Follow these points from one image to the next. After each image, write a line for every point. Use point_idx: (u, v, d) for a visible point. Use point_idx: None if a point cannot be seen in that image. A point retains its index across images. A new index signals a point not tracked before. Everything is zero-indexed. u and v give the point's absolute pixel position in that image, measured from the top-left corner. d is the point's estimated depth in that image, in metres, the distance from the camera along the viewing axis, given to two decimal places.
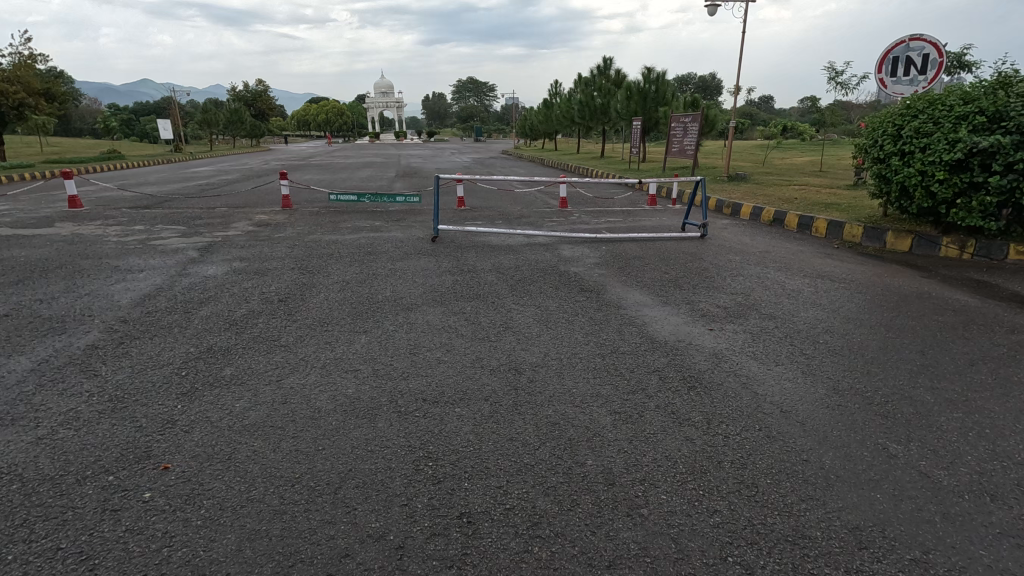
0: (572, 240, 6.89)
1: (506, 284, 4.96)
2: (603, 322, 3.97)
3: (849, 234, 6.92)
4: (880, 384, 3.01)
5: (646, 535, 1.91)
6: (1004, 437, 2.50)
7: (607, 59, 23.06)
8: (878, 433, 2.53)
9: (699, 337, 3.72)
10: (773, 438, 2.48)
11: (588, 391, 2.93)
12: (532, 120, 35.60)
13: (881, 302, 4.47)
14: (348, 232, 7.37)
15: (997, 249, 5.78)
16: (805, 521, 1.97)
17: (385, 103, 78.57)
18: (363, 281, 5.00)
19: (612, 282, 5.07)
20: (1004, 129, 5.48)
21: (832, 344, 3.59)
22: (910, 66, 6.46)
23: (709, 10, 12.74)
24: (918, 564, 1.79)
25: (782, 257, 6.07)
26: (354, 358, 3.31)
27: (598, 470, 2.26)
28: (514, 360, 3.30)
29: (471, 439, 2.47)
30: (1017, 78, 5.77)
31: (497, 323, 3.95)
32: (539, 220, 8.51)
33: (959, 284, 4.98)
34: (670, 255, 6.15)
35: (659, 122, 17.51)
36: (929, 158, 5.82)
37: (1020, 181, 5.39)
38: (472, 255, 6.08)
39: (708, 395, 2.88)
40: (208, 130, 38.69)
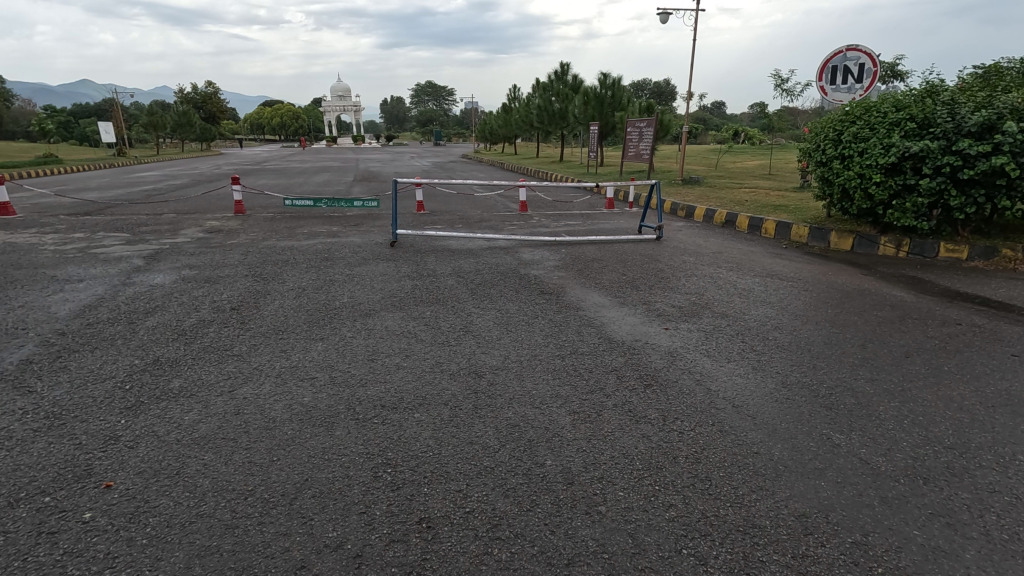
0: (532, 243, 6.94)
1: (466, 287, 4.96)
2: (563, 324, 4.02)
3: (796, 234, 7.23)
4: (824, 377, 3.16)
5: (604, 531, 1.95)
6: (935, 424, 2.66)
7: (565, 64, 23.31)
8: (822, 424, 2.65)
9: (654, 336, 3.80)
10: (725, 432, 2.57)
11: (547, 392, 2.96)
12: (491, 124, 36.06)
13: (826, 299, 4.68)
14: (304, 238, 7.21)
15: (929, 247, 6.15)
16: (755, 512, 2.05)
17: (343, 108, 77.76)
18: (320, 288, 4.90)
19: (571, 283, 5.14)
20: (932, 134, 5.84)
21: (780, 340, 3.74)
22: (848, 75, 6.82)
23: (661, 18, 13.08)
24: (858, 546, 1.88)
25: (734, 257, 6.28)
26: (311, 366, 3.24)
27: (557, 471, 2.28)
28: (474, 364, 3.30)
29: (431, 444, 2.46)
30: (943, 87, 6.16)
31: (457, 327, 3.94)
32: (499, 224, 8.53)
33: (897, 281, 5.26)
34: (628, 257, 6.27)
35: (615, 127, 17.92)
36: (867, 162, 6.15)
37: (949, 184, 5.76)
38: (432, 259, 6.04)
39: (664, 393, 2.95)
40: (154, 133, 37.20)
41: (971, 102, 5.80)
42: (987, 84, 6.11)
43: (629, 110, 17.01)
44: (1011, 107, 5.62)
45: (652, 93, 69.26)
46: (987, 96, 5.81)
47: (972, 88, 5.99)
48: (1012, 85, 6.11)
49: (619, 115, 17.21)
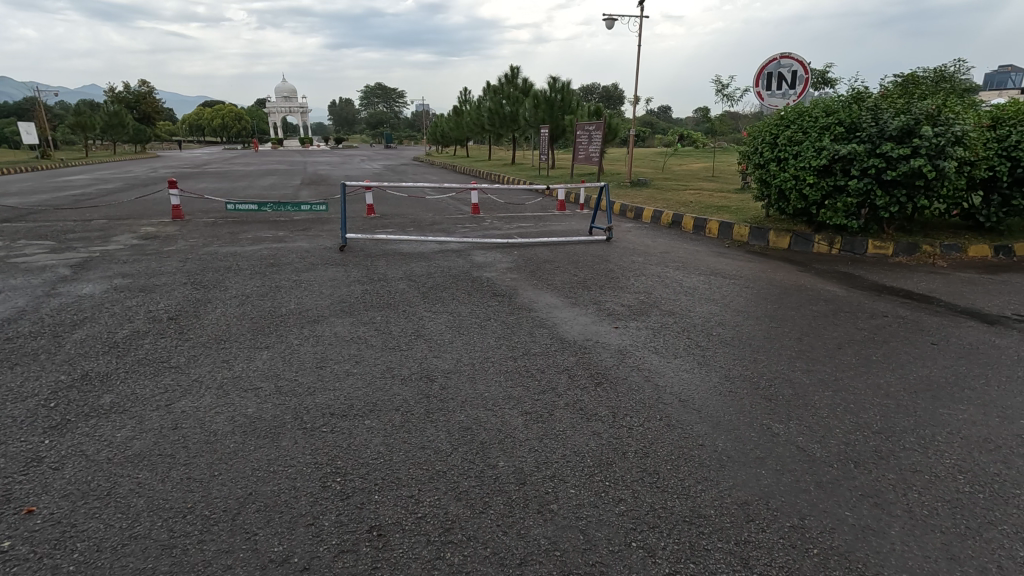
0: (485, 245, 6.94)
1: (417, 291, 4.91)
2: (515, 326, 4.04)
3: (738, 234, 7.52)
4: (764, 370, 3.30)
5: (556, 529, 1.97)
6: (865, 410, 2.83)
7: (515, 67, 23.45)
8: (762, 414, 2.77)
9: (605, 335, 3.88)
10: (672, 426, 2.64)
11: (499, 394, 2.96)
12: (443, 127, 35.89)
13: (766, 295, 4.89)
14: (248, 244, 6.96)
15: (859, 244, 6.52)
16: (700, 502, 2.11)
17: (289, 109, 75.68)
18: (265, 294, 4.74)
19: (523, 285, 5.17)
20: (858, 138, 6.21)
21: (724, 335, 3.89)
22: (782, 81, 7.04)
23: (607, 24, 13.36)
24: (796, 530, 1.97)
25: (680, 256, 6.48)
26: (255, 376, 3.12)
27: (509, 471, 2.29)
28: (426, 369, 3.26)
29: (382, 451, 2.42)
30: (868, 93, 6.55)
31: (408, 332, 3.89)
32: (451, 227, 8.50)
33: (830, 277, 5.56)
34: (579, 258, 6.36)
35: (565, 130, 18.16)
36: (801, 164, 6.48)
37: (875, 185, 6.13)
38: (382, 263, 5.95)
39: (614, 390, 3.02)
40: (82, 134, 35.07)
41: (892, 108, 6.20)
42: (905, 91, 6.55)
43: (578, 114, 17.26)
44: (926, 113, 6.05)
45: (601, 97, 70.65)
46: (905, 102, 6.23)
47: (892, 94, 6.41)
48: (926, 93, 6.58)
49: (568, 118, 17.44)
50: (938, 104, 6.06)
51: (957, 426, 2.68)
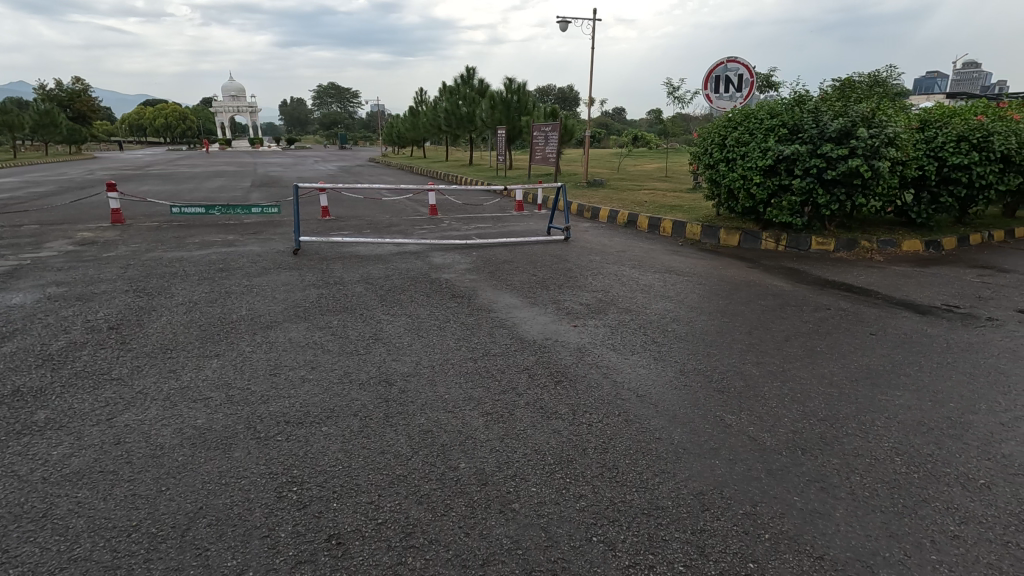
0: (443, 247, 6.89)
1: (375, 294, 4.83)
2: (474, 327, 4.03)
3: (690, 232, 7.73)
4: (717, 363, 3.41)
5: (518, 528, 1.97)
6: (810, 399, 2.96)
7: (471, 68, 23.40)
8: (715, 406, 2.86)
9: (564, 333, 3.93)
10: (631, 421, 2.70)
11: (460, 395, 2.95)
12: (399, 128, 35.45)
13: (717, 291, 5.05)
14: (195, 248, 6.68)
15: (803, 241, 6.82)
16: (658, 494, 2.17)
17: (237, 109, 73.17)
18: (214, 301, 4.57)
19: (483, 286, 5.17)
20: (801, 139, 6.49)
21: (679, 331, 3.99)
22: (729, 84, 7.05)
23: (561, 26, 13.51)
24: (748, 516, 2.05)
25: (636, 255, 6.62)
26: (204, 386, 3.00)
27: (471, 472, 2.29)
28: (385, 372, 3.22)
29: (340, 457, 2.37)
30: (809, 96, 6.85)
31: (366, 335, 3.83)
32: (409, 228, 8.41)
33: (777, 272, 5.79)
34: (537, 258, 6.40)
35: (522, 131, 18.24)
36: (748, 165, 6.73)
37: (816, 184, 6.43)
38: (338, 266, 5.82)
39: (573, 388, 3.05)
40: (10, 134, 32.91)
41: (831, 110, 6.50)
42: (843, 95, 6.89)
43: (534, 115, 17.38)
44: (862, 116, 6.37)
45: (557, 99, 71.37)
46: (842, 105, 6.55)
47: (830, 98, 6.73)
48: (861, 96, 6.94)
49: (525, 119, 17.53)
50: (872, 107, 6.41)
51: (893, 411, 2.84)
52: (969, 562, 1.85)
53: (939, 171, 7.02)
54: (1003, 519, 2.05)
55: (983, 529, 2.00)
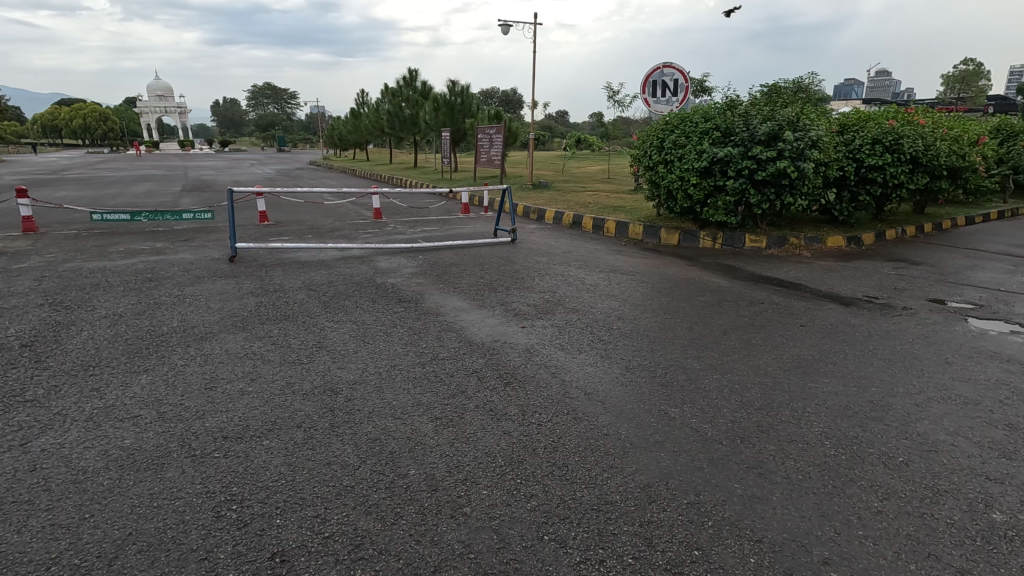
0: (388, 251, 6.77)
1: (318, 301, 4.69)
2: (422, 331, 3.98)
3: (633, 232, 7.94)
4: (660, 359, 3.52)
5: (470, 532, 1.96)
6: (747, 389, 3.10)
7: (413, 70, 23.13)
8: (660, 400, 2.95)
9: (512, 335, 3.94)
10: (579, 419, 2.74)
11: (408, 401, 2.91)
12: (340, 130, 34.58)
13: (660, 289, 5.21)
14: (120, 257, 6.27)
15: (737, 239, 7.15)
16: (607, 489, 2.21)
17: (165, 109, 69.31)
18: (142, 313, 4.30)
19: (430, 289, 5.12)
20: (733, 142, 6.80)
21: (624, 329, 4.09)
22: (665, 89, 7.27)
23: (503, 29, 13.58)
24: (692, 505, 2.12)
25: (582, 255, 6.73)
26: (133, 404, 2.82)
27: (421, 479, 2.25)
28: (330, 381, 3.12)
29: (283, 471, 2.28)
30: (740, 101, 7.18)
31: (309, 344, 3.71)
32: (352, 233, 8.22)
33: (715, 269, 6.03)
34: (484, 260, 6.40)
35: (467, 133, 18.19)
36: (685, 166, 6.98)
37: (749, 185, 6.75)
38: (278, 273, 5.62)
39: (523, 389, 3.07)
40: None
41: (759, 114, 6.85)
42: (770, 99, 7.27)
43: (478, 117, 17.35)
44: (787, 120, 6.75)
45: (501, 101, 71.73)
46: (770, 109, 6.91)
47: (759, 102, 7.08)
48: (787, 101, 7.35)
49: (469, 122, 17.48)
50: (797, 112, 6.79)
51: (822, 397, 3.02)
52: (891, 534, 1.99)
53: (857, 171, 7.54)
54: (920, 493, 2.22)
55: (903, 503, 2.16)
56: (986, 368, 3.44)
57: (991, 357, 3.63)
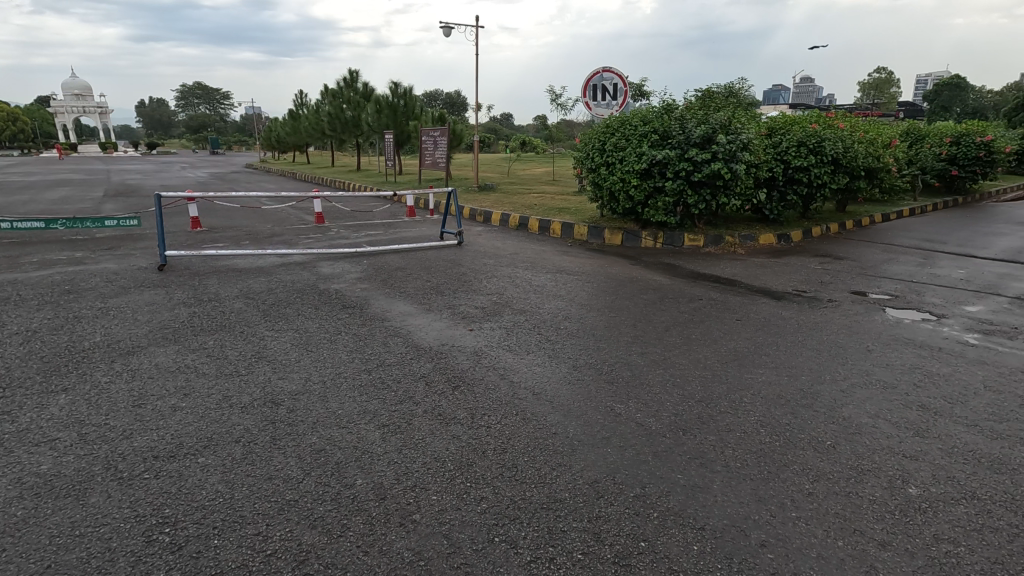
0: (331, 256, 6.60)
1: (256, 309, 4.51)
2: (368, 337, 3.90)
3: (578, 233, 8.08)
4: (606, 356, 3.60)
5: (419, 539, 1.94)
6: (688, 383, 3.22)
7: (353, 71, 22.64)
8: (606, 397, 3.01)
9: (460, 338, 3.93)
10: (528, 419, 2.76)
11: (354, 409, 2.84)
12: (278, 132, 33.40)
13: (604, 288, 5.33)
14: (34, 269, 5.80)
15: (677, 238, 7.41)
16: (556, 487, 2.24)
17: (82, 109, 64.76)
18: (60, 328, 4.00)
19: (375, 295, 5.02)
20: (670, 145, 7.05)
21: (570, 328, 4.16)
22: (605, 93, 7.42)
23: (444, 31, 13.51)
24: (639, 498, 2.18)
25: (529, 257, 6.79)
26: (50, 426, 2.62)
27: (368, 488, 2.20)
28: (270, 393, 3.00)
29: (221, 489, 2.18)
30: (676, 104, 7.44)
31: (247, 354, 3.56)
32: (293, 238, 7.95)
33: (657, 268, 6.22)
34: (431, 264, 6.34)
35: (410, 136, 17.98)
36: (626, 168, 7.18)
37: (686, 186, 7.01)
38: (213, 282, 5.36)
39: (471, 392, 3.06)
40: None
41: (694, 118, 7.13)
42: (704, 103, 7.57)
43: (421, 120, 17.18)
44: (720, 123, 7.06)
45: (445, 104, 71.35)
46: (704, 113, 7.20)
47: (693, 106, 7.37)
48: (719, 106, 7.68)
49: (412, 124, 17.27)
50: (729, 116, 7.11)
51: (757, 387, 3.17)
52: (821, 514, 2.11)
53: (785, 172, 7.97)
54: (845, 473, 2.37)
55: (831, 483, 2.30)
56: (901, 354, 3.72)
57: (906, 343, 3.93)
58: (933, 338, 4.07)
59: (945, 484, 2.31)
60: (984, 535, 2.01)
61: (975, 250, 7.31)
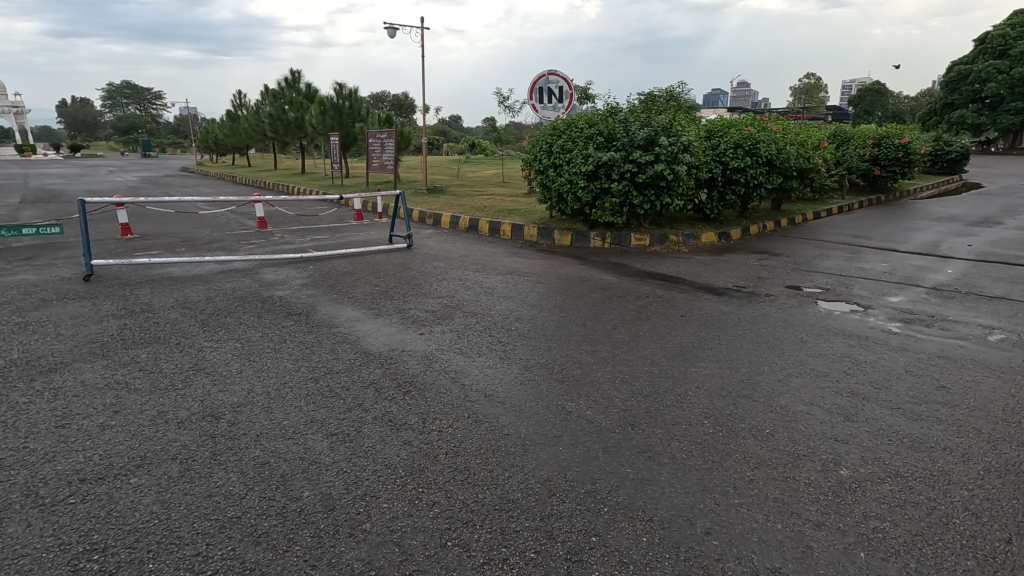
0: (275, 262, 6.38)
1: (194, 319, 4.30)
2: (315, 344, 3.79)
3: (528, 234, 8.13)
4: (556, 356, 3.64)
5: (370, 549, 1.90)
6: (636, 379, 3.29)
7: (296, 71, 21.99)
8: (557, 396, 3.05)
9: (411, 342, 3.88)
10: (480, 422, 2.76)
11: (300, 419, 2.75)
12: (216, 134, 32.00)
13: (554, 288, 5.39)
14: None
15: (624, 238, 7.59)
16: (509, 488, 2.24)
17: None
18: None
19: (322, 301, 4.89)
20: (615, 147, 7.21)
21: (521, 329, 4.19)
22: (552, 96, 7.52)
23: (390, 32, 13.35)
24: (590, 494, 2.22)
25: (479, 259, 6.78)
26: None
27: (315, 500, 2.14)
28: (209, 406, 2.87)
29: (157, 510, 2.07)
30: (620, 107, 7.62)
31: (184, 367, 3.39)
32: (233, 244, 7.63)
33: (605, 267, 6.35)
34: (380, 268, 6.24)
35: (357, 138, 17.64)
36: (573, 170, 7.29)
37: (631, 187, 7.19)
38: (146, 291, 5.08)
39: (422, 396, 3.03)
40: None
41: (637, 121, 7.32)
42: (647, 106, 7.79)
43: (368, 121, 16.86)
44: (662, 126, 7.29)
45: (392, 105, 70.40)
46: (646, 116, 7.41)
47: (636, 109, 7.56)
48: (661, 108, 7.91)
49: (359, 125, 16.90)
50: (669, 119, 7.36)
51: (701, 380, 3.29)
52: (761, 499, 2.21)
53: (724, 173, 8.30)
54: (782, 459, 2.49)
55: (770, 469, 2.41)
56: (832, 344, 3.95)
57: (836, 334, 4.17)
58: (860, 327, 4.34)
59: (873, 464, 2.47)
60: (907, 509, 2.16)
61: (897, 245, 7.84)
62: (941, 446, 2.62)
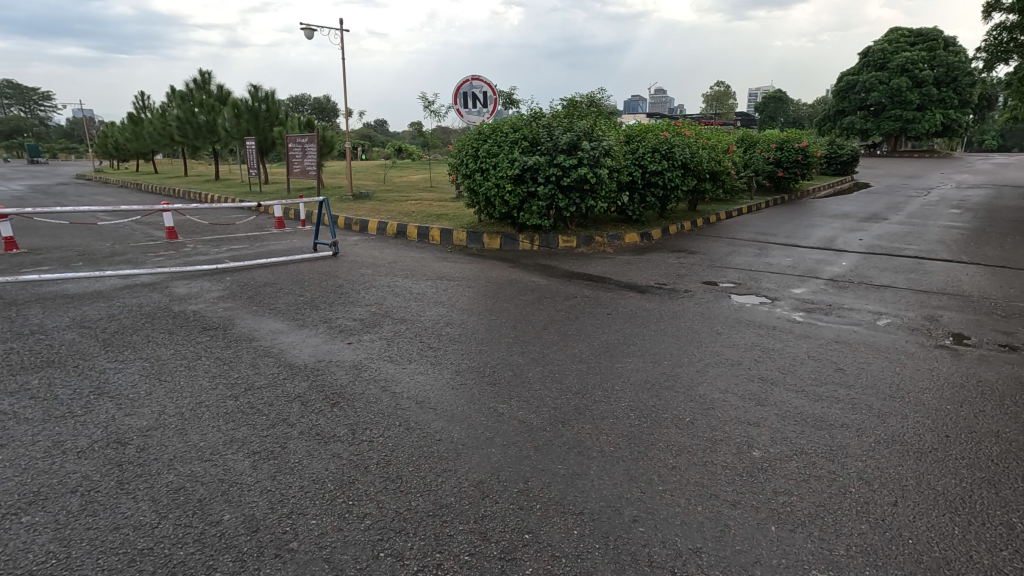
0: (188, 275, 6.00)
1: (95, 339, 3.96)
2: (234, 360, 3.60)
3: (457, 239, 8.12)
4: (488, 359, 3.66)
5: (297, 567, 1.84)
6: (566, 377, 3.38)
7: (206, 72, 20.74)
8: (488, 399, 3.07)
9: (338, 352, 3.77)
10: (411, 429, 2.73)
11: (219, 439, 2.60)
12: (115, 138, 29.58)
13: (484, 292, 5.42)
14: None
15: (551, 240, 7.74)
16: (441, 493, 2.24)
17: None
18: None
19: (241, 314, 4.65)
20: (540, 151, 7.36)
21: (452, 334, 4.18)
22: (476, 101, 7.42)
23: (307, 33, 12.92)
24: (522, 492, 2.25)
25: (407, 265, 6.70)
26: None
27: (237, 522, 2.04)
28: (114, 433, 2.65)
29: (54, 549, 1.89)
30: (543, 112, 7.79)
31: (84, 392, 3.11)
32: (139, 257, 7.10)
33: (534, 269, 6.46)
34: (304, 277, 6.01)
35: (275, 143, 16.88)
36: (500, 174, 7.36)
37: (557, 190, 7.37)
38: (37, 311, 4.62)
39: (351, 407, 2.95)
40: None
41: (561, 125, 7.52)
42: (569, 112, 8.01)
43: (287, 125, 16.17)
44: (584, 131, 7.52)
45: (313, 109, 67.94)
46: (569, 121, 7.63)
47: (559, 115, 7.77)
48: (582, 114, 8.17)
49: (277, 129, 16.20)
50: (590, 124, 7.61)
51: (627, 375, 3.42)
52: (683, 484, 2.33)
53: (644, 176, 8.67)
54: (701, 445, 2.64)
55: (691, 456, 2.55)
56: (744, 335, 4.23)
57: (748, 325, 4.47)
58: (768, 318, 4.68)
59: (781, 443, 2.67)
60: (811, 483, 2.35)
61: (799, 241, 8.50)
62: (839, 423, 2.88)
